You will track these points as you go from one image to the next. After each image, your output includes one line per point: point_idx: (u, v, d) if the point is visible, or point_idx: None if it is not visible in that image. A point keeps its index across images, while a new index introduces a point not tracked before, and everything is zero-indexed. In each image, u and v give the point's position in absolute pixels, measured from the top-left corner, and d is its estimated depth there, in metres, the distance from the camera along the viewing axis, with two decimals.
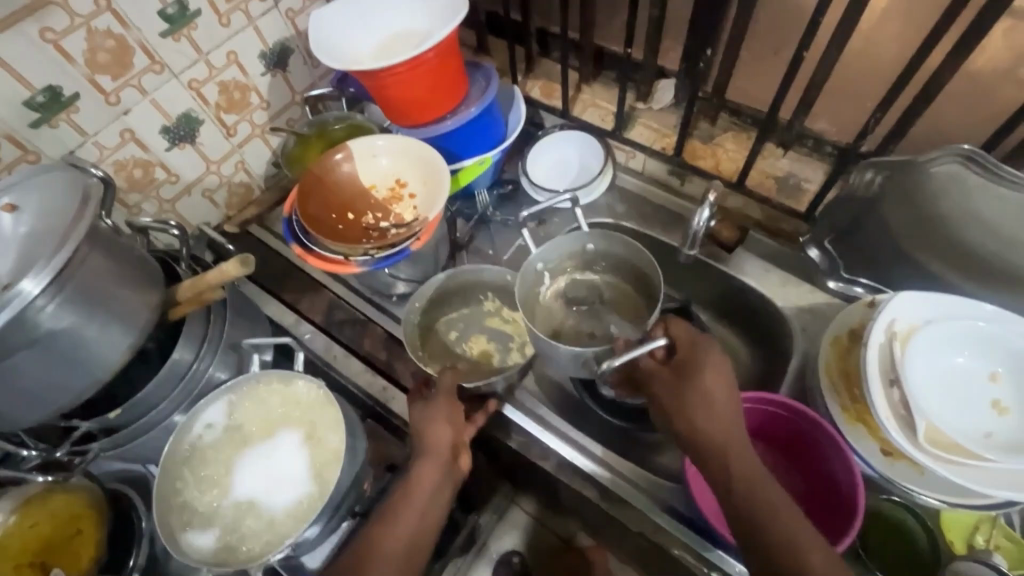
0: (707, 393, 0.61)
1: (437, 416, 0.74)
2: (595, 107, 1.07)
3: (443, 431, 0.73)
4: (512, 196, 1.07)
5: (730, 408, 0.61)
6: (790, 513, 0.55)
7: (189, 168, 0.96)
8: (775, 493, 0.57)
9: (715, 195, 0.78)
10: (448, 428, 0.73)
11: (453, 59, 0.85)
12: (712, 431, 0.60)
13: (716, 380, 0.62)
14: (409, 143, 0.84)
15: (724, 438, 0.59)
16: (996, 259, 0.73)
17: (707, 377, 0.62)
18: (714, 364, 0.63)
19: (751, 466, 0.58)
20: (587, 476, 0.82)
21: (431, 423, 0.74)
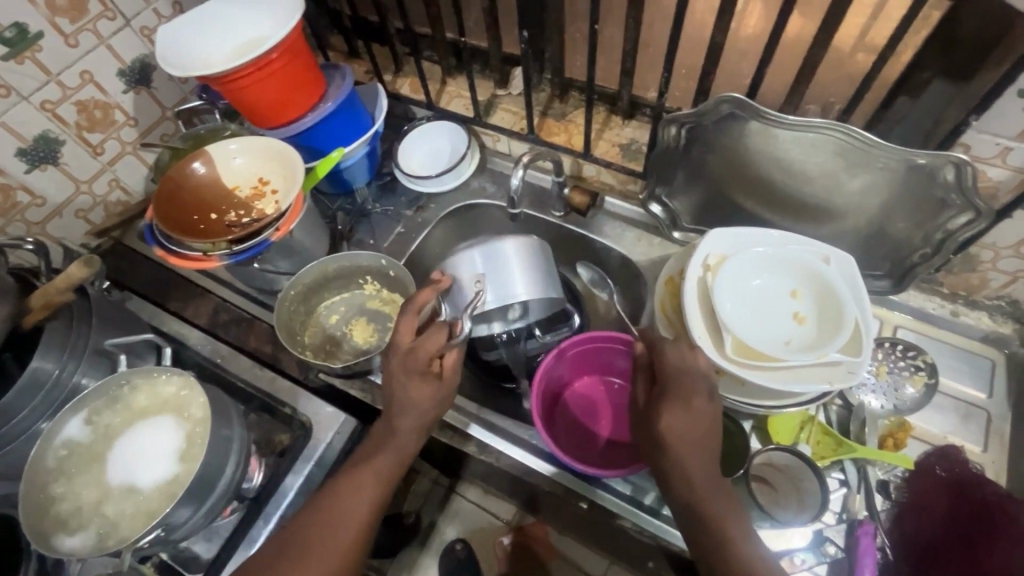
0: (674, 425, 0.63)
1: (417, 387, 0.73)
2: (459, 97, 1.14)
3: (412, 420, 0.73)
4: (391, 188, 1.12)
5: (698, 433, 0.63)
6: (742, 540, 0.60)
7: (56, 190, 0.97)
8: (726, 509, 0.62)
9: (525, 157, 0.89)
10: (417, 417, 0.73)
11: (299, 59, 0.90)
12: (682, 449, 0.63)
13: (685, 413, 0.64)
14: (266, 142, 0.89)
15: (681, 452, 0.63)
16: (792, 192, 0.85)
17: (674, 403, 0.65)
18: (681, 395, 0.65)
19: (707, 481, 0.63)
20: (465, 434, 0.88)
21: (406, 411, 0.73)
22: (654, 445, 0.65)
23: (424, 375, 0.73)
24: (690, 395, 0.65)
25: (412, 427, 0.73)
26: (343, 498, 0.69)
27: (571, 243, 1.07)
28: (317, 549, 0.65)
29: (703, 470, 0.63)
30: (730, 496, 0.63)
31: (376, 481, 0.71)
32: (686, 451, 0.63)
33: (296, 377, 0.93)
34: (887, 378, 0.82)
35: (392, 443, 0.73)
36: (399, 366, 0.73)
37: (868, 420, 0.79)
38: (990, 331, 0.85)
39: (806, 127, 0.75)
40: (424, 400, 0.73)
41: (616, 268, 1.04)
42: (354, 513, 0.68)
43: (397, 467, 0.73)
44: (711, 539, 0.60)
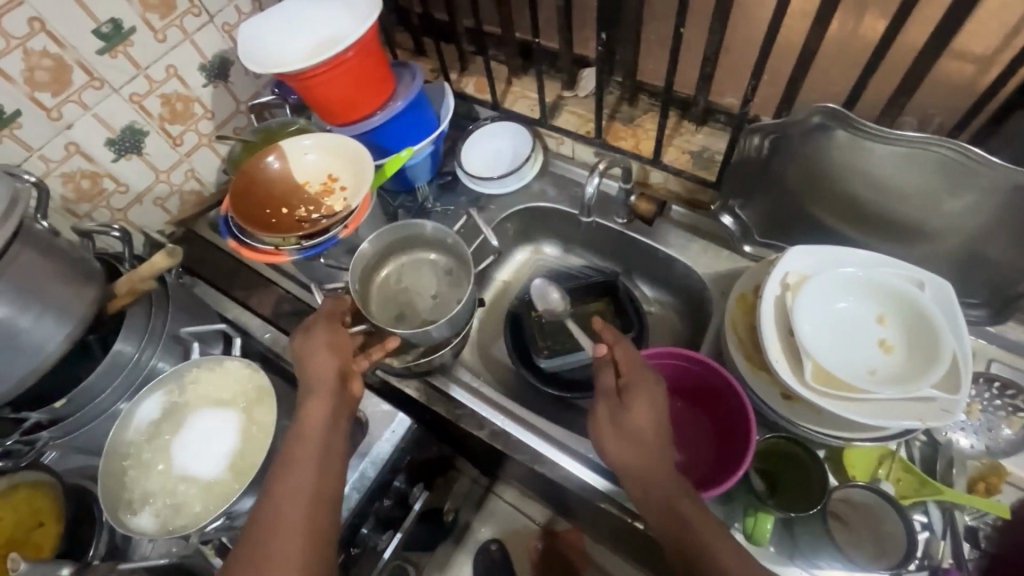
0: (643, 416, 0.67)
1: (322, 367, 0.73)
2: (524, 98, 1.13)
3: (319, 412, 0.71)
4: (451, 187, 1.12)
5: (661, 427, 0.67)
6: (715, 535, 0.61)
7: (138, 178, 1.02)
8: (692, 505, 0.63)
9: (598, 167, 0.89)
10: (330, 405, 0.71)
11: (373, 59, 0.91)
12: (648, 442, 0.66)
13: (651, 408, 0.68)
14: (339, 141, 0.90)
15: (648, 445, 0.66)
16: (880, 210, 0.79)
17: (641, 398, 0.68)
18: (649, 390, 0.69)
19: (672, 477, 0.65)
20: (520, 442, 0.87)
21: (312, 396, 0.72)
22: (620, 449, 0.66)
23: (321, 349, 0.75)
24: (654, 388, 0.69)
25: (322, 421, 0.70)
26: (280, 503, 0.64)
27: (633, 250, 1.03)
28: (280, 532, 0.62)
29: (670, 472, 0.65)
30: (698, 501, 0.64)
31: (310, 481, 0.66)
32: (653, 449, 0.65)
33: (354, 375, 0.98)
34: (979, 417, 0.76)
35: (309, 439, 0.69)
36: (310, 344, 0.75)
37: (955, 460, 0.74)
38: None
39: (883, 138, 0.71)
40: (335, 376, 0.73)
41: (678, 278, 1.00)
42: (296, 511, 0.64)
43: (329, 456, 0.69)
44: (686, 535, 0.61)
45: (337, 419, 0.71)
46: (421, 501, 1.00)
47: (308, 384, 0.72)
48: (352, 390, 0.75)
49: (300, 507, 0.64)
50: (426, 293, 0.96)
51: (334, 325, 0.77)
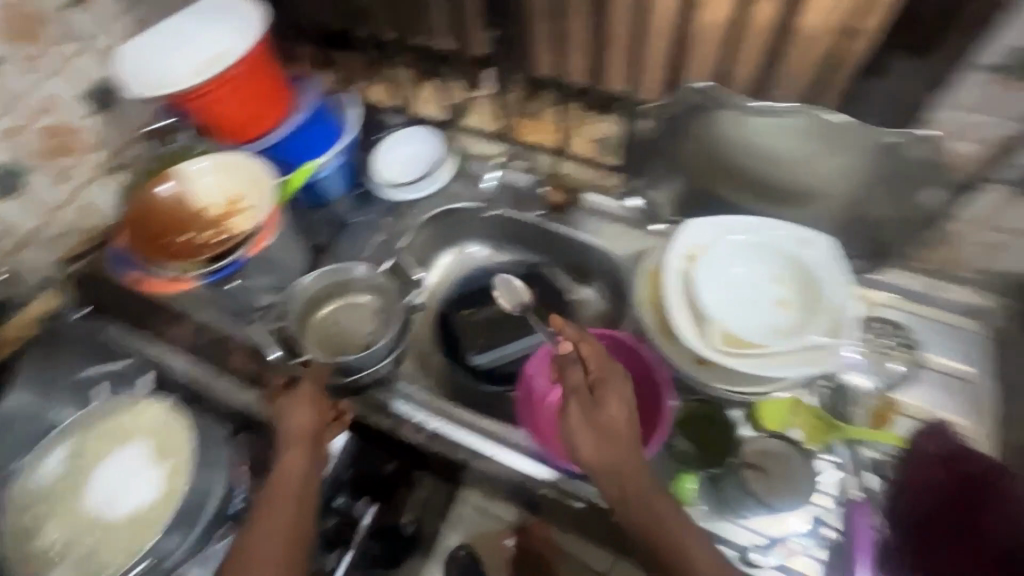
0: (615, 415, 0.67)
1: (301, 421, 0.79)
2: (433, 102, 1.14)
3: (297, 464, 0.76)
4: (368, 197, 1.11)
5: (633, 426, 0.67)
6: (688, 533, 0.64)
7: (25, 219, 0.95)
8: (667, 504, 0.65)
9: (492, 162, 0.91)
10: (307, 456, 0.77)
11: (265, 74, 0.90)
12: (620, 443, 0.66)
13: (621, 401, 0.68)
14: (239, 160, 0.88)
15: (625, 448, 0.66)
16: (767, 178, 0.85)
17: (613, 399, 0.68)
18: (618, 388, 0.69)
19: (650, 479, 0.66)
20: (457, 441, 0.87)
21: (290, 448, 0.77)
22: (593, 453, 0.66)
23: (292, 400, 0.81)
24: (623, 385, 0.70)
25: (298, 473, 0.75)
26: (256, 546, 0.69)
27: (553, 242, 1.05)
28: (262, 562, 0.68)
29: (643, 475, 0.65)
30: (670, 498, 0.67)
31: (289, 518, 0.72)
32: (626, 452, 0.66)
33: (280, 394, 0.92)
34: (873, 358, 0.82)
35: (283, 490, 0.73)
36: (291, 398, 0.81)
37: (854, 399, 0.80)
38: (972, 304, 0.85)
39: (766, 112, 0.78)
40: (312, 429, 0.80)
41: (599, 264, 1.04)
42: (273, 546, 0.69)
43: (304, 495, 0.74)
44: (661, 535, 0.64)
45: (310, 470, 0.77)
46: (370, 516, 1.00)
47: (288, 435, 0.78)
48: (326, 441, 0.81)
49: (280, 542, 0.70)
50: (362, 335, 0.97)
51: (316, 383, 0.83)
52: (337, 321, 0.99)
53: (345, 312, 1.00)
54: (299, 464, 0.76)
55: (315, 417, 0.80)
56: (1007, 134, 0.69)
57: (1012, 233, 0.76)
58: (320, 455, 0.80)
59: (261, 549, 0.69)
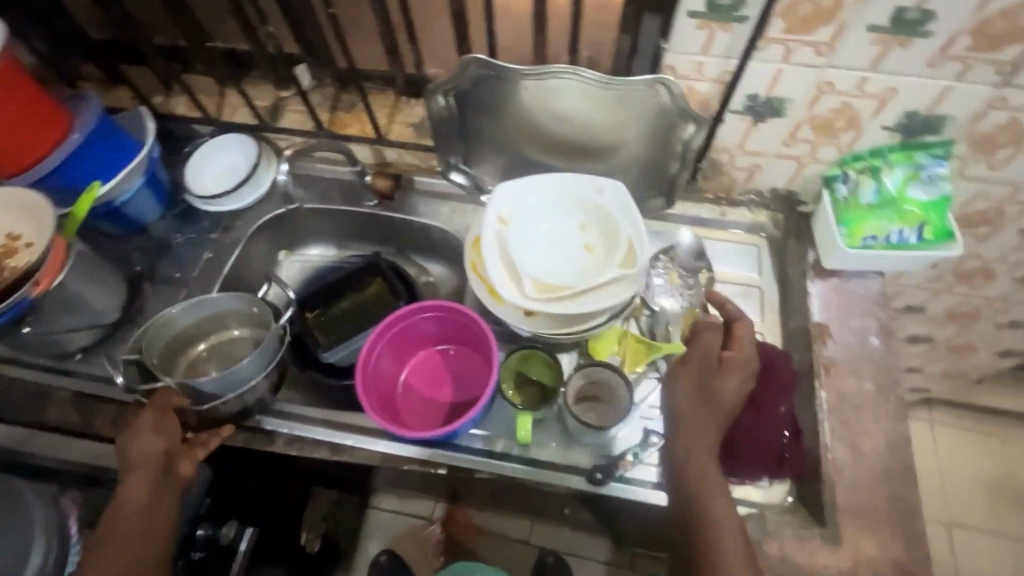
0: (724, 386, 0.78)
1: (145, 446, 0.76)
2: (243, 107, 1.10)
3: (139, 490, 0.73)
4: (191, 214, 1.05)
5: (710, 421, 0.76)
6: (726, 522, 0.70)
7: None
8: (715, 499, 0.71)
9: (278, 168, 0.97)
10: (150, 481, 0.74)
11: (24, 96, 0.81)
12: (698, 424, 0.76)
13: (740, 371, 0.79)
14: (12, 191, 0.81)
15: (697, 416, 0.77)
16: (563, 137, 0.93)
17: (729, 377, 0.78)
18: (740, 363, 0.79)
19: (699, 474, 0.73)
20: (314, 440, 0.86)
21: (129, 478, 0.74)
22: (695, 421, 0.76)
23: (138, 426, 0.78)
24: (739, 359, 0.80)
25: (140, 499, 0.72)
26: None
27: (390, 229, 1.08)
28: None
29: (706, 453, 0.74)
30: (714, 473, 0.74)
31: (129, 551, 0.70)
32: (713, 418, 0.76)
33: (112, 437, 0.85)
34: (680, 282, 0.93)
35: (123, 521, 0.71)
36: (131, 430, 0.77)
37: (670, 320, 0.90)
38: (752, 220, 0.98)
39: (541, 78, 0.84)
40: (158, 456, 0.76)
41: (440, 243, 1.07)
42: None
43: (148, 521, 0.72)
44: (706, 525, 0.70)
45: (155, 499, 0.73)
46: (249, 538, 0.90)
47: (127, 466, 0.75)
48: (181, 472, 0.77)
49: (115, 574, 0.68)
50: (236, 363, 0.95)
51: (162, 407, 0.79)
52: (211, 354, 0.96)
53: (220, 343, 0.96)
54: (142, 490, 0.73)
55: (162, 439, 0.77)
56: (731, 70, 0.78)
57: (762, 155, 0.89)
58: (175, 484, 0.76)
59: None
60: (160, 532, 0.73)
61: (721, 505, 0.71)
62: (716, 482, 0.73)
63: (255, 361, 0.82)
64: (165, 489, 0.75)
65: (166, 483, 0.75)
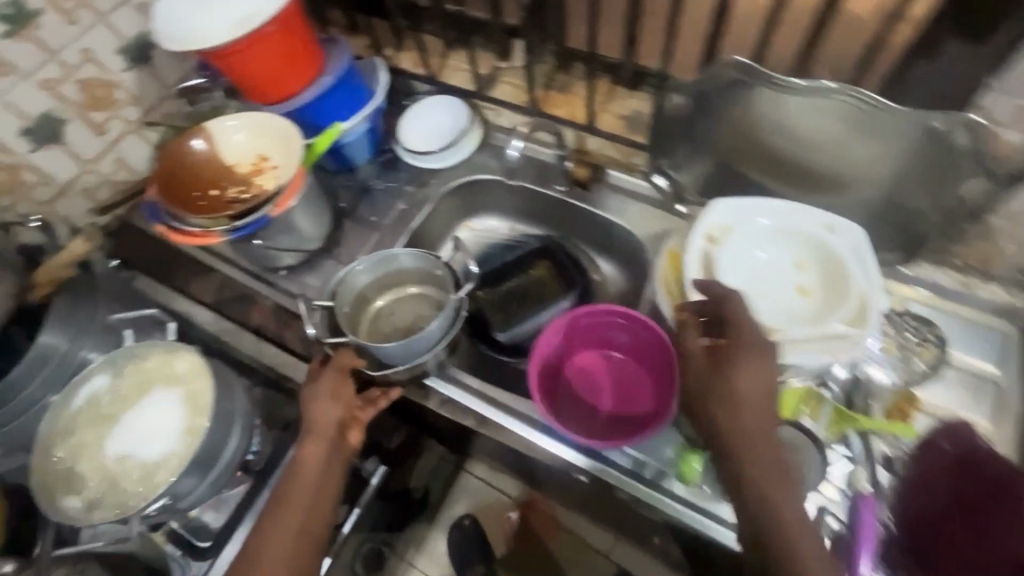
0: (742, 381, 0.64)
1: (323, 415, 0.81)
2: (461, 71, 1.13)
3: (315, 455, 0.79)
4: (393, 164, 1.11)
5: (756, 409, 0.63)
6: (796, 528, 0.59)
7: (61, 169, 0.98)
8: (784, 498, 0.61)
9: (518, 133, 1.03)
10: (324, 449, 0.80)
11: (299, 33, 0.91)
12: (748, 417, 0.63)
13: (754, 376, 0.64)
14: (269, 118, 0.90)
15: (750, 425, 0.63)
16: (800, 162, 0.83)
17: (741, 374, 0.64)
18: (753, 367, 0.65)
19: (775, 466, 0.62)
20: (467, 408, 0.88)
21: (307, 444, 0.79)
22: (718, 408, 0.64)
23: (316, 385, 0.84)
24: (763, 355, 0.65)
25: (315, 464, 0.78)
26: (272, 526, 0.74)
27: (572, 218, 1.05)
28: (273, 538, 0.73)
29: (761, 437, 0.63)
30: (768, 468, 0.62)
31: (304, 505, 0.76)
32: (739, 374, 0.64)
33: (299, 352, 0.95)
34: (896, 353, 0.80)
35: (298, 484, 0.77)
36: (312, 394, 0.83)
37: (872, 393, 0.79)
38: (1005, 303, 0.82)
39: (801, 89, 0.75)
40: (333, 425, 0.81)
41: (618, 242, 1.02)
42: (286, 528, 0.74)
43: (321, 486, 0.78)
44: (772, 532, 0.59)
45: (329, 465, 0.79)
46: (379, 475, 1.02)
47: (308, 429, 0.81)
48: (349, 441, 0.82)
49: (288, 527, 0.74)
50: (411, 326, 0.99)
51: (341, 374, 0.84)
52: (389, 312, 1.01)
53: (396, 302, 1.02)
54: (314, 457, 0.79)
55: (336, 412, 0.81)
56: None
57: None
58: (344, 453, 0.81)
59: (272, 529, 0.74)
60: (328, 499, 0.78)
61: (780, 485, 0.61)
62: (775, 456, 0.62)
63: (440, 326, 0.86)
64: (335, 456, 0.80)
65: (336, 449, 0.81)
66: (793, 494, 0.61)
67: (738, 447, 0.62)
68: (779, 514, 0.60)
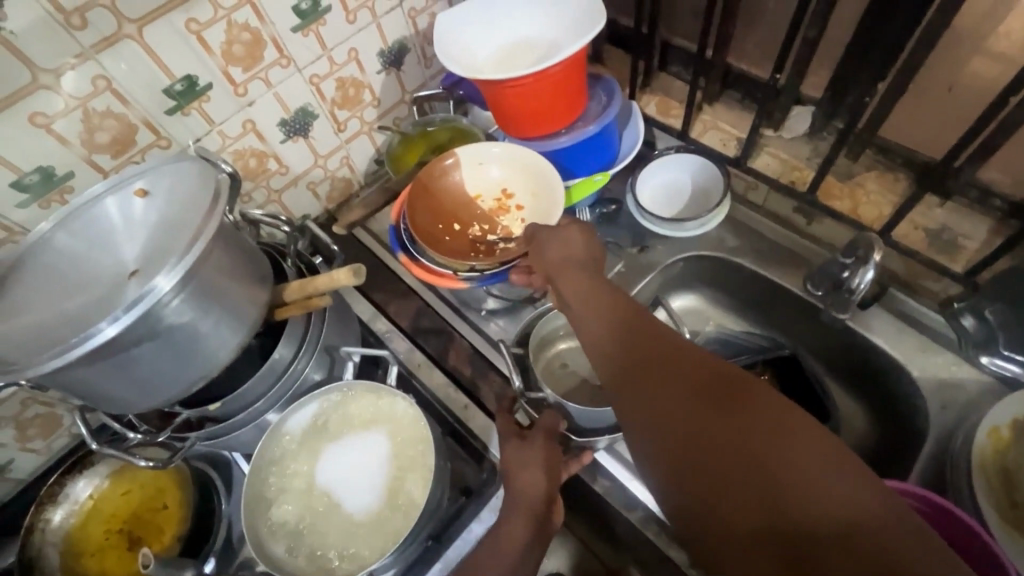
0: (554, 268, 0.68)
1: (531, 486, 0.67)
2: (716, 130, 0.99)
3: (518, 534, 0.64)
4: (614, 218, 0.97)
5: (586, 297, 0.62)
6: (729, 423, 0.45)
7: (299, 161, 0.96)
8: (685, 407, 0.48)
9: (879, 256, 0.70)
10: (528, 529, 0.65)
11: (577, 74, 0.82)
12: (587, 329, 0.60)
13: (558, 248, 0.69)
14: (523, 155, 0.85)
15: (591, 332, 0.59)
16: None
17: (551, 249, 0.69)
18: (555, 235, 0.70)
19: (665, 366, 0.51)
20: (677, 537, 0.74)
21: (509, 518, 0.66)
22: (559, 276, 0.66)
23: (522, 446, 0.71)
24: (560, 232, 0.70)
25: (517, 546, 0.63)
26: None
27: (824, 330, 0.87)
28: None
29: (646, 365, 0.52)
30: (689, 384, 0.49)
31: None
32: (552, 244, 0.69)
33: (491, 412, 0.85)
34: None
35: (495, 560, 0.63)
36: (519, 457, 0.70)
37: None
38: None
39: None
40: (540, 499, 0.67)
41: (880, 374, 0.83)
42: None
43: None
44: (684, 461, 0.47)
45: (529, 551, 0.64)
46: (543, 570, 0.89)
47: (510, 499, 0.67)
48: (551, 525, 0.68)
49: None
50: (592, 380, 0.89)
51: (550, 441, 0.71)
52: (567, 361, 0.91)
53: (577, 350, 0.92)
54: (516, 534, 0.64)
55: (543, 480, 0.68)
56: None
57: None
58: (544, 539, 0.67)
59: None
60: None
61: (717, 419, 0.46)
62: (699, 390, 0.48)
63: None
64: (536, 539, 0.66)
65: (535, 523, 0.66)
66: (714, 414, 0.46)
67: (593, 329, 0.59)
68: (685, 400, 0.48)
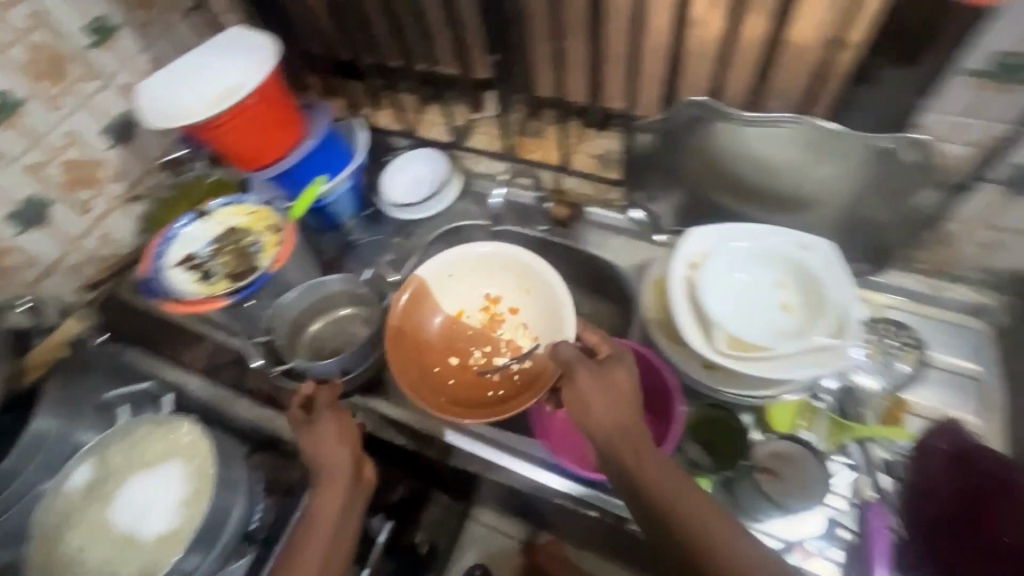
0: (601, 423, 0.66)
1: (335, 454, 0.75)
2: (437, 124, 1.17)
3: (333, 490, 0.74)
4: (376, 217, 1.13)
5: (648, 457, 0.64)
6: None
7: (46, 249, 0.98)
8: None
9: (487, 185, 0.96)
10: (343, 482, 0.75)
11: (280, 101, 0.94)
12: (648, 489, 0.62)
13: (609, 406, 0.66)
14: (501, 257, 0.90)
15: (649, 485, 0.62)
16: (764, 186, 0.87)
17: (601, 411, 0.66)
18: (606, 390, 0.67)
19: (728, 537, 0.58)
20: (470, 453, 0.87)
21: (323, 477, 0.74)
22: (626, 445, 0.65)
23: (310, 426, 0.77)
24: (611, 387, 0.67)
25: (335, 497, 0.74)
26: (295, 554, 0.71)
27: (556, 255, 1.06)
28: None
29: (705, 532, 0.59)
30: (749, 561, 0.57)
31: (324, 539, 0.72)
32: (626, 414, 0.66)
33: None
34: (879, 359, 0.83)
35: (319, 517, 0.72)
36: (314, 434, 0.76)
37: (863, 402, 0.82)
38: (974, 301, 0.87)
39: (750, 121, 0.80)
40: (344, 459, 0.75)
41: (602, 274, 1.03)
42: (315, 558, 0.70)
43: (343, 513, 0.74)
44: None
45: (349, 497, 0.75)
46: (386, 532, 0.93)
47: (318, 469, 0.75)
48: (364, 472, 0.78)
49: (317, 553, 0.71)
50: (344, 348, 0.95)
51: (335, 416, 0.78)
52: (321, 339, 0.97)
53: (327, 328, 0.98)
54: (334, 485, 0.74)
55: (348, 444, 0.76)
56: (995, 137, 0.71)
57: (1006, 232, 0.78)
58: (361, 484, 0.77)
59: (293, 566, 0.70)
60: (348, 528, 0.75)
61: None
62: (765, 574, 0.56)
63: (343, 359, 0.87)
64: (353, 484, 0.76)
65: (341, 472, 0.75)
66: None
67: (687, 516, 0.60)
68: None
